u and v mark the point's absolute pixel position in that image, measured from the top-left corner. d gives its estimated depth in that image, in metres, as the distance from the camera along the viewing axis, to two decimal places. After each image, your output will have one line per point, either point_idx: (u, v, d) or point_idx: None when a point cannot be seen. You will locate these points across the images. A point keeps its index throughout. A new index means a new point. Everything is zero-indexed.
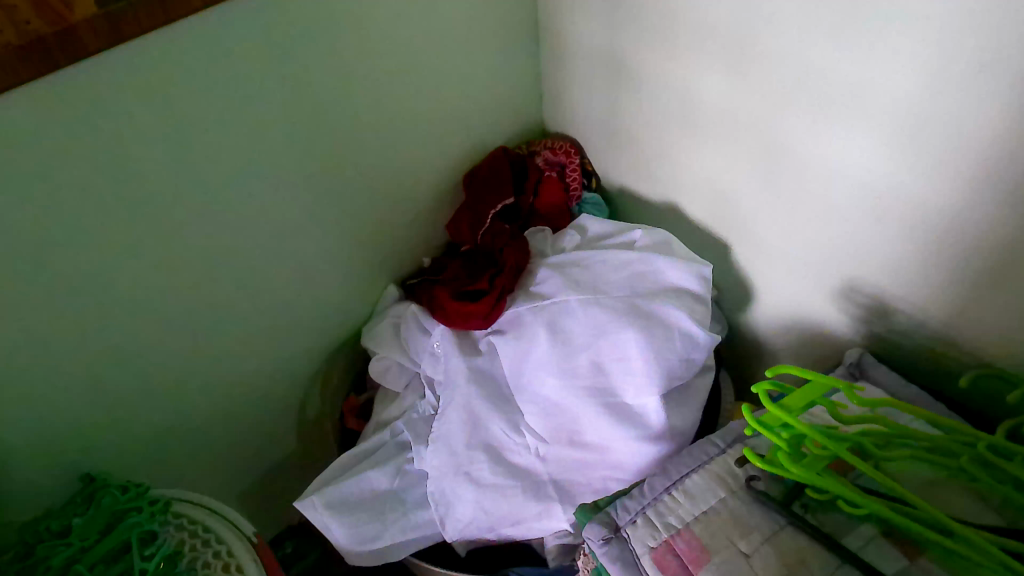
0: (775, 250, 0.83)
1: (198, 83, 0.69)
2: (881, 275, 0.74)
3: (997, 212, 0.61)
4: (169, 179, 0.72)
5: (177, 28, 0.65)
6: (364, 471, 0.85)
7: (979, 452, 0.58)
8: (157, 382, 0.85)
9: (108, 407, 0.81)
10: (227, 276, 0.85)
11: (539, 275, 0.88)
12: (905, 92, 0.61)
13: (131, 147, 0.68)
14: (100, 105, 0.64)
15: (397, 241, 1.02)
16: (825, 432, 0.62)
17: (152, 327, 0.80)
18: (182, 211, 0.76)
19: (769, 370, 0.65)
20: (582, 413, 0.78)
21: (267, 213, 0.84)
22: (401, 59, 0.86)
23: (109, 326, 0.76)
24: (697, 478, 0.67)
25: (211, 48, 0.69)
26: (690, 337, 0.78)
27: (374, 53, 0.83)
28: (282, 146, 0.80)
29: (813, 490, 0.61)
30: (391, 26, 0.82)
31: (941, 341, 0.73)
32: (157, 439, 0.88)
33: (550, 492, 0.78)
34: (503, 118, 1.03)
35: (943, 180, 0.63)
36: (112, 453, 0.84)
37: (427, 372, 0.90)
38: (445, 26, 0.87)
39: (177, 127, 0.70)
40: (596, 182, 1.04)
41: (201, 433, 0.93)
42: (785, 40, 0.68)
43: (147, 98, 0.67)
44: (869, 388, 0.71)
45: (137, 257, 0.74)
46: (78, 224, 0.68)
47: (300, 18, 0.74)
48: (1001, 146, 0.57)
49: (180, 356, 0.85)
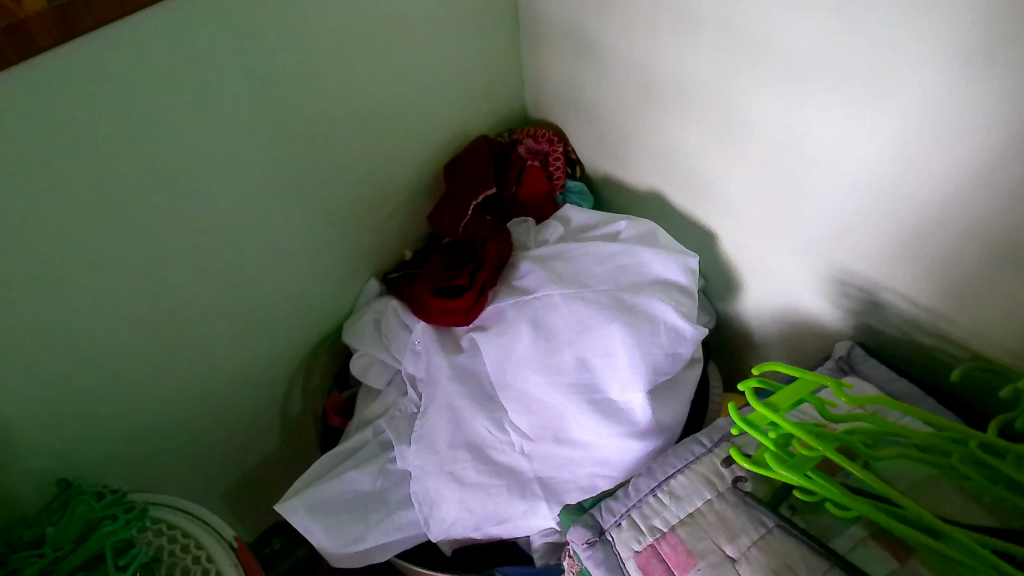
0: (765, 240, 0.81)
1: (161, 76, 0.67)
2: (874, 267, 0.72)
3: (996, 206, 0.58)
4: (134, 178, 0.70)
5: (136, 19, 0.62)
6: (346, 472, 0.83)
7: (971, 451, 0.57)
8: (132, 384, 0.82)
9: (80, 412, 0.79)
10: (200, 275, 0.82)
11: (522, 268, 0.85)
12: (900, 81, 0.58)
13: (93, 145, 0.65)
14: (59, 101, 0.61)
15: (377, 234, 0.99)
16: (814, 431, 0.61)
17: (124, 330, 0.78)
18: (150, 211, 0.73)
19: (755, 368, 0.63)
20: (567, 410, 0.76)
21: (240, 209, 0.81)
22: (377, 47, 0.83)
23: (77, 330, 0.73)
24: (683, 479, 0.65)
25: (173, 41, 0.66)
26: (676, 332, 0.76)
27: (347, 41, 0.79)
28: (253, 141, 0.77)
29: (800, 490, 0.60)
30: (363, 12, 0.79)
31: (931, 334, 0.71)
32: (133, 443, 0.86)
33: (535, 490, 0.77)
34: (484, 105, 1.00)
35: (940, 172, 0.60)
36: (88, 457, 0.82)
37: (410, 369, 0.88)
38: (422, 13, 0.84)
39: (140, 123, 0.67)
40: (580, 171, 1.02)
41: (181, 432, 0.92)
42: (776, 21, 0.64)
43: (106, 92, 0.63)
44: (858, 384, 0.69)
45: (104, 259, 0.72)
46: (42, 226, 0.65)
47: (266, 7, 0.71)
48: (996, 135, 0.55)
49: (153, 358, 0.83)
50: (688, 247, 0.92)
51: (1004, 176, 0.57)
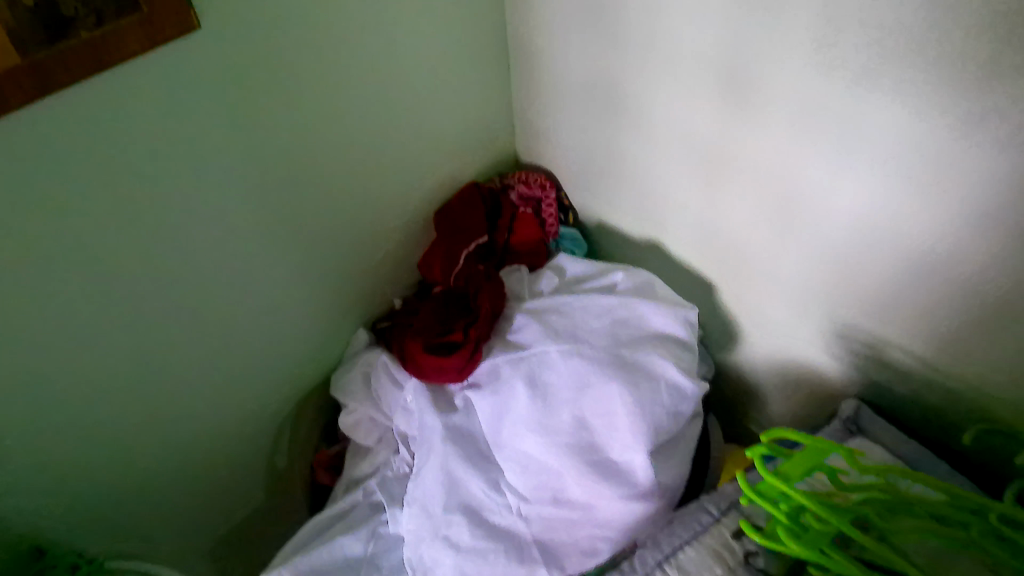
0: (766, 291, 0.79)
1: (138, 131, 0.64)
2: (881, 324, 0.70)
3: (1011, 268, 0.57)
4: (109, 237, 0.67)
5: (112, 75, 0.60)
6: (336, 538, 0.80)
7: (991, 525, 0.54)
8: (108, 447, 0.79)
9: (52, 478, 0.75)
10: (180, 333, 0.79)
11: (516, 321, 0.82)
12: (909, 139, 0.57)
13: (65, 205, 0.62)
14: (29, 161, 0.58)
15: (365, 284, 0.96)
16: (827, 503, 0.58)
17: (100, 392, 0.75)
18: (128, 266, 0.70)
19: (765, 435, 0.61)
20: (566, 472, 0.73)
21: (224, 262, 0.78)
22: (364, 95, 0.80)
23: (47, 393, 0.70)
24: (692, 552, 0.63)
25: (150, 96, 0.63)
26: (677, 388, 0.74)
27: (334, 89, 0.77)
28: (235, 194, 0.75)
29: (815, 567, 0.57)
30: (350, 59, 0.77)
31: (940, 390, 0.69)
32: (108, 506, 0.82)
33: (534, 555, 0.72)
34: (475, 150, 0.98)
35: (952, 231, 0.59)
36: (60, 525, 0.78)
37: (401, 427, 0.84)
38: (410, 60, 0.82)
39: (118, 176, 0.65)
40: (573, 216, 0.99)
41: (161, 491, 0.88)
42: (780, 74, 0.63)
43: (78, 150, 0.61)
44: (868, 447, 0.67)
45: (77, 321, 0.69)
46: (7, 289, 0.62)
47: (249, 60, 0.68)
48: (1010, 197, 0.54)
49: (131, 420, 0.79)
50: (685, 296, 0.90)
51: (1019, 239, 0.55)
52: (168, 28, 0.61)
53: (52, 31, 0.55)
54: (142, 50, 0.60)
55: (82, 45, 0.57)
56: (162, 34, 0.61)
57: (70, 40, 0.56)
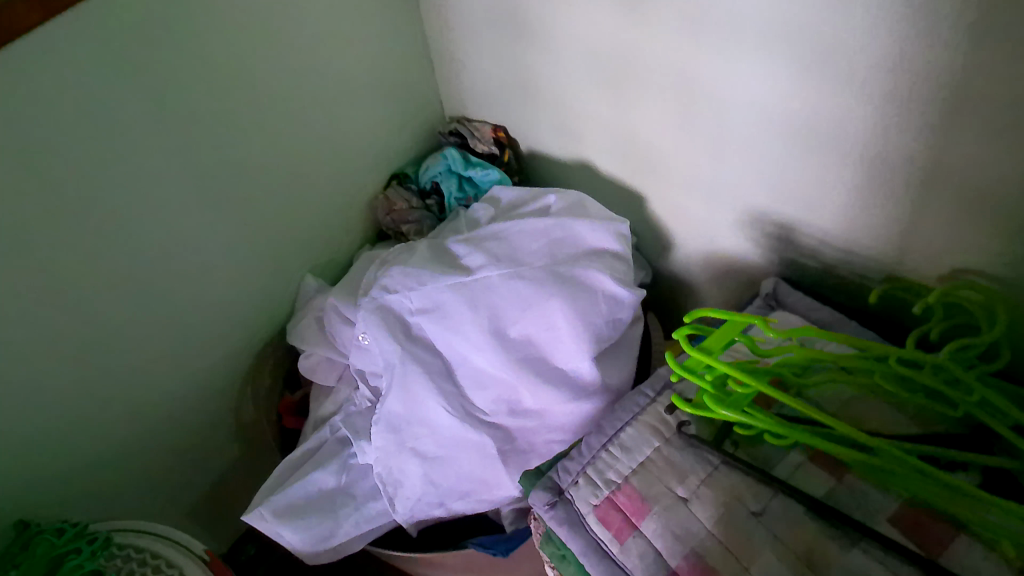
0: (746, 165, 0.75)
1: (163, 57, 0.70)
2: (786, 207, 0.75)
3: (870, 197, 0.67)
4: (93, 161, 0.68)
5: (105, 12, 0.64)
6: (310, 473, 0.84)
7: (891, 367, 0.59)
8: (98, 396, 0.80)
9: (76, 435, 0.79)
10: (125, 255, 0.75)
11: (459, 251, 0.86)
12: (763, 97, 0.67)
13: (60, 117, 0.64)
14: (34, 67, 0.61)
15: (315, 229, 0.97)
16: (745, 368, 0.64)
17: (73, 338, 0.74)
18: (74, 281, 0.71)
19: (688, 314, 0.66)
20: (519, 384, 0.78)
21: (169, 262, 0.80)
22: (345, 57, 0.89)
23: (43, 339, 0.71)
24: (631, 431, 0.68)
25: (150, 31, 0.67)
26: (614, 299, 0.80)
27: (245, 90, 0.79)
28: (214, 124, 0.77)
29: (741, 427, 0.63)
30: (256, 54, 0.78)
31: (857, 263, 0.74)
32: (114, 458, 0.85)
33: (485, 437, 0.79)
34: (415, 108, 1.03)
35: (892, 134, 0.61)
36: (84, 485, 0.82)
37: (357, 366, 0.87)
38: (374, 18, 0.90)
39: (16, 182, 0.63)
40: (512, 156, 1.02)
41: (86, 467, 0.81)
42: None
43: (105, 59, 0.65)
44: (786, 317, 0.72)
45: None
46: None
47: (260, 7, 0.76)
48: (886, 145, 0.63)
49: (122, 369, 0.81)
50: (631, 212, 0.93)
51: (889, 192, 0.65)
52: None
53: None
54: (43, 22, 0.59)
55: None
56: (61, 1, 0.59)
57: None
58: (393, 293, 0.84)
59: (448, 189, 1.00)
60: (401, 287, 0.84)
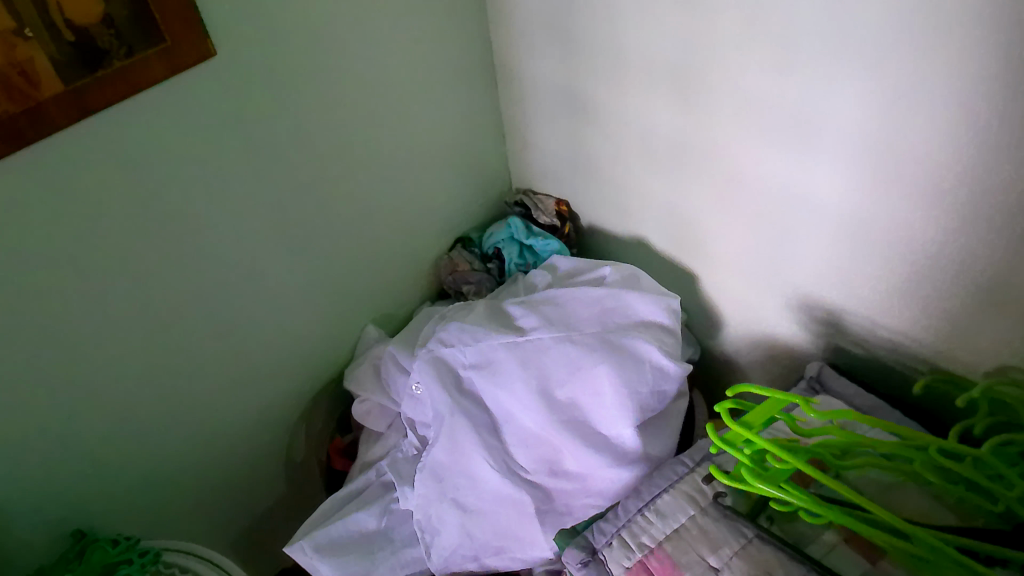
0: (795, 252, 0.78)
1: (267, 115, 0.78)
2: (834, 296, 0.78)
3: (916, 290, 0.69)
4: (193, 200, 0.76)
5: (223, 73, 0.72)
6: (353, 513, 0.87)
7: (931, 457, 0.59)
8: (167, 419, 0.85)
9: (142, 453, 0.84)
10: (208, 286, 0.82)
11: (516, 313, 0.91)
12: (825, 194, 0.71)
13: (171, 160, 0.72)
14: (158, 115, 0.69)
15: (381, 282, 1.03)
16: (786, 445, 0.65)
17: (153, 360, 0.80)
18: (162, 306, 0.78)
19: (732, 389, 0.68)
20: (562, 445, 0.80)
21: (247, 298, 0.87)
22: (424, 127, 0.96)
23: (128, 358, 0.77)
24: (668, 498, 0.70)
25: (258, 91, 0.76)
26: (661, 371, 0.82)
27: (334, 149, 0.87)
28: (302, 177, 0.85)
29: (778, 502, 0.63)
30: (347, 118, 0.86)
31: (901, 354, 0.76)
32: (172, 481, 0.89)
33: (524, 495, 0.80)
34: (485, 178, 1.10)
35: (937, 230, 0.64)
36: (142, 505, 0.87)
37: (409, 414, 0.91)
38: (454, 94, 0.98)
39: (127, 214, 0.71)
40: (572, 229, 1.07)
41: (148, 483, 0.86)
42: (718, 68, 0.71)
43: (217, 113, 0.74)
44: (827, 399, 0.74)
45: (86, 263, 0.70)
46: (67, 227, 0.67)
47: (354, 78, 0.85)
48: (930, 242, 0.65)
49: (192, 395, 0.86)
50: (683, 289, 0.97)
51: (934, 285, 0.68)
52: (190, 56, 0.68)
53: (90, 64, 0.61)
54: (170, 76, 0.68)
55: (120, 68, 0.64)
56: (188, 60, 0.68)
57: (106, 69, 0.63)
58: (448, 347, 0.88)
59: (510, 254, 1.06)
60: (457, 342, 0.88)
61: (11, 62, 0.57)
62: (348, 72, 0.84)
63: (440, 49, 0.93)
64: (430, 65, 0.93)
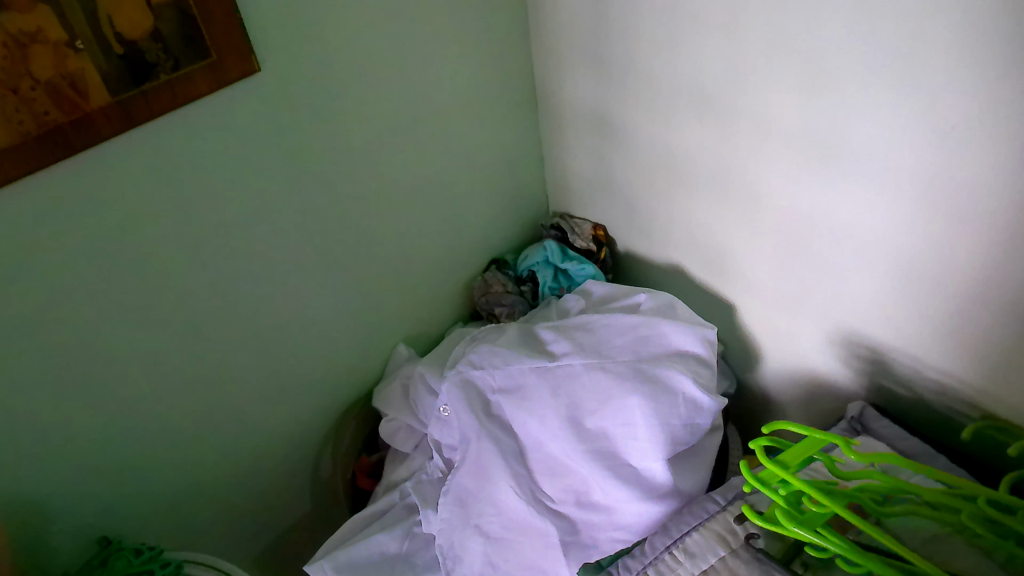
0: (837, 286, 0.75)
1: (306, 132, 0.79)
2: (877, 332, 0.75)
3: (964, 328, 0.66)
4: (231, 214, 0.76)
5: (266, 89, 0.73)
6: (374, 535, 0.86)
7: (980, 508, 0.55)
8: (197, 430, 0.85)
9: (170, 463, 0.84)
10: (241, 300, 0.82)
11: (548, 337, 0.90)
12: (865, 225, 0.68)
13: (211, 173, 0.73)
14: (200, 128, 0.70)
15: (414, 302, 1.03)
16: (823, 488, 0.62)
17: (185, 370, 0.80)
18: (196, 318, 0.79)
19: (767, 425, 0.65)
20: (590, 475, 0.78)
21: (281, 313, 0.87)
22: (464, 148, 0.97)
23: (160, 367, 0.78)
24: (697, 536, 0.67)
25: (299, 108, 0.77)
26: (695, 404, 0.79)
27: (372, 169, 0.87)
28: (339, 194, 0.85)
29: (813, 548, 0.60)
30: (386, 138, 0.87)
31: (948, 396, 0.72)
32: (199, 492, 0.89)
33: (549, 525, 0.78)
34: (522, 201, 1.10)
35: (990, 267, 0.61)
36: (167, 515, 0.87)
37: (436, 435, 0.90)
38: (495, 116, 0.98)
39: (165, 224, 0.71)
40: (608, 255, 1.06)
41: (176, 494, 0.87)
42: (758, 97, 0.70)
43: (258, 128, 0.74)
44: (868, 441, 0.71)
45: (123, 272, 0.70)
46: (106, 236, 0.67)
47: (395, 97, 0.85)
48: (982, 279, 0.63)
49: (221, 407, 0.87)
50: (719, 320, 0.95)
51: (983, 325, 0.65)
52: (236, 71, 0.69)
53: (137, 77, 0.62)
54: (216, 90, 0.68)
55: (166, 82, 0.64)
56: (233, 75, 0.69)
57: (152, 83, 0.64)
58: (477, 370, 0.87)
59: (544, 279, 1.05)
60: (487, 365, 0.87)
61: (60, 73, 0.58)
62: (390, 92, 0.84)
63: (482, 72, 0.93)
64: (471, 87, 0.93)
